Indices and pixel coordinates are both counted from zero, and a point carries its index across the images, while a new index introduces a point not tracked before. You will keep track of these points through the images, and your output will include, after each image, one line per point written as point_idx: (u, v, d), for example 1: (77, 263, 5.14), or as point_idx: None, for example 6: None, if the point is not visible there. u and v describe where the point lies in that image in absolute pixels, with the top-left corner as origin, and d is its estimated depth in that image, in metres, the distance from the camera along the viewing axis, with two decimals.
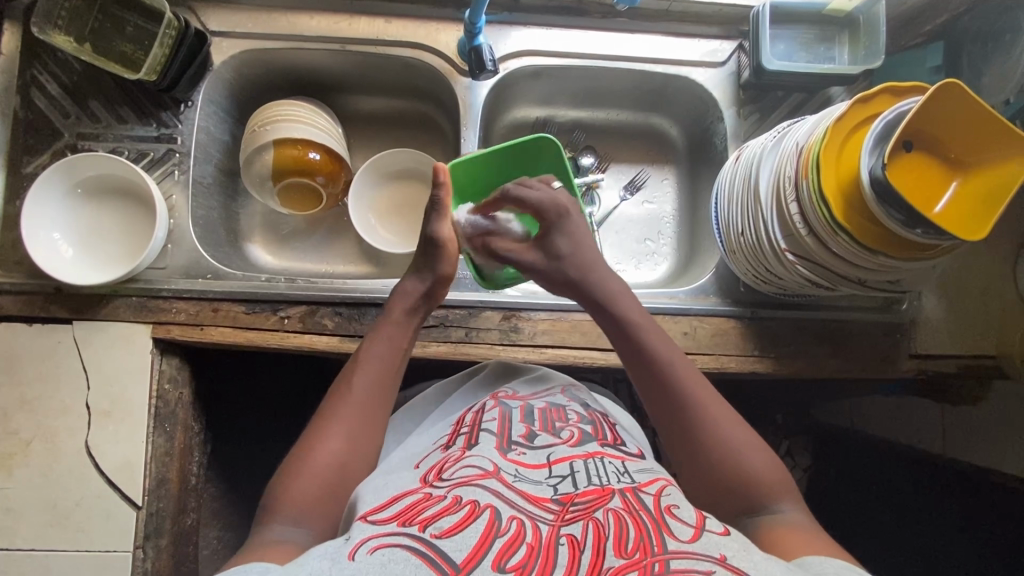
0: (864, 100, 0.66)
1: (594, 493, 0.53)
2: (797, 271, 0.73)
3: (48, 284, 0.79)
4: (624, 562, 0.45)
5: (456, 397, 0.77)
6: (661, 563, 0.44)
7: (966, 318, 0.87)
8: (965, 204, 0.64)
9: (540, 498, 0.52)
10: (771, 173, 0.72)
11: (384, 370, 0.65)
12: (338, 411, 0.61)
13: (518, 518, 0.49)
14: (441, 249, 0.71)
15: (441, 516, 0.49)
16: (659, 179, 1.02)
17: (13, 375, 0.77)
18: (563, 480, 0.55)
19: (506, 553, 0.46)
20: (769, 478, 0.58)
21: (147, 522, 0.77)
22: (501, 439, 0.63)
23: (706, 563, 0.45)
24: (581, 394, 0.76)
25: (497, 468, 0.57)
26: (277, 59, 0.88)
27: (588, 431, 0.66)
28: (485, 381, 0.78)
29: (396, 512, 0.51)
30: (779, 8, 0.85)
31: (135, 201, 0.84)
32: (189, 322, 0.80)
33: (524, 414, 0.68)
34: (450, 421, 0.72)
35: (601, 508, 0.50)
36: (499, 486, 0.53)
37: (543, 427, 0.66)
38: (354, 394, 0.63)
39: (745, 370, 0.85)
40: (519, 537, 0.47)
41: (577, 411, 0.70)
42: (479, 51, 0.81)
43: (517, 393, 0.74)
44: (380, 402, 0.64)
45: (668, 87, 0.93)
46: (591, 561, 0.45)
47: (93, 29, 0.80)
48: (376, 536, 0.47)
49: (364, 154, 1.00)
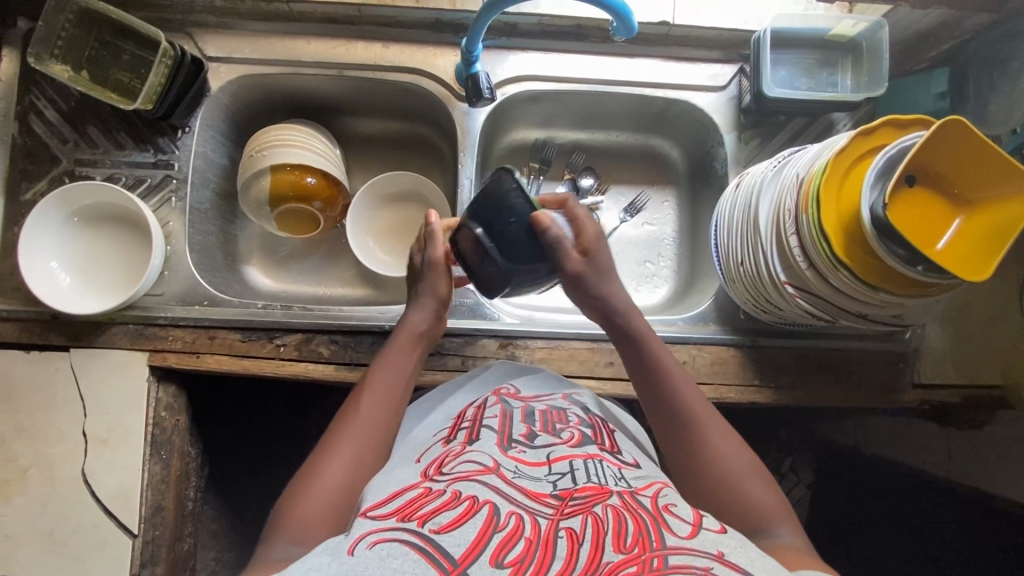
0: (865, 132, 0.65)
1: (593, 490, 0.51)
2: (798, 304, 0.72)
3: (46, 311, 0.79)
4: (623, 557, 0.43)
5: (456, 396, 0.74)
6: (660, 559, 0.42)
7: (970, 348, 0.85)
8: (968, 239, 0.63)
9: (539, 493, 0.51)
10: (771, 204, 0.71)
11: (393, 393, 0.66)
12: (346, 431, 0.62)
13: (516, 513, 0.47)
14: (436, 270, 0.71)
15: (440, 512, 0.47)
16: (659, 201, 1.01)
17: (11, 403, 0.77)
18: (562, 477, 0.53)
19: (504, 547, 0.44)
20: (783, 511, 0.57)
21: (142, 551, 0.77)
22: (501, 436, 0.60)
23: (704, 559, 0.43)
24: (583, 399, 0.73)
25: (497, 464, 0.55)
26: (274, 83, 0.88)
27: (588, 433, 0.63)
28: (486, 380, 0.76)
29: (395, 508, 0.49)
30: (780, 34, 0.84)
31: (133, 226, 0.84)
32: (186, 350, 0.80)
33: (524, 415, 0.66)
34: (450, 415, 0.70)
35: (600, 504, 0.49)
36: (498, 482, 0.52)
37: (543, 428, 0.63)
38: (362, 418, 0.63)
39: (745, 400, 0.84)
40: (517, 531, 0.45)
41: (577, 414, 0.67)
42: (476, 79, 0.79)
43: (518, 394, 0.71)
44: (388, 423, 0.64)
45: (669, 111, 0.93)
46: (589, 555, 0.43)
47: (89, 58, 0.79)
48: (376, 531, 0.46)
49: (362, 175, 1.00)
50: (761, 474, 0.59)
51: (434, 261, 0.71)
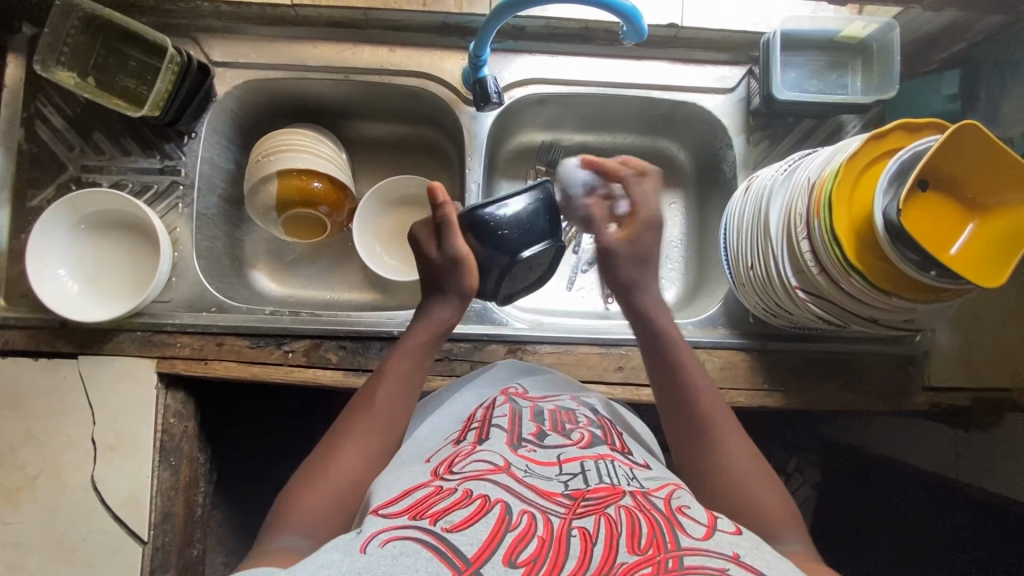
0: (878, 137, 0.64)
1: (606, 491, 0.50)
2: (808, 308, 0.71)
3: (54, 319, 0.79)
4: (637, 558, 0.42)
5: (463, 393, 0.74)
6: (675, 559, 0.42)
7: (980, 351, 0.85)
8: (982, 244, 0.63)
9: (550, 493, 0.50)
10: (782, 211, 0.71)
11: (407, 390, 0.65)
12: (358, 426, 0.61)
13: (529, 512, 0.47)
14: (459, 265, 0.68)
15: (452, 510, 0.47)
16: (666, 203, 1.00)
17: (19, 410, 0.77)
18: (574, 478, 0.53)
19: (518, 546, 0.43)
20: (793, 519, 0.56)
21: (152, 558, 0.77)
22: (511, 435, 0.59)
23: (719, 560, 0.43)
24: (590, 400, 0.72)
25: (508, 462, 0.54)
26: (280, 88, 0.87)
27: (597, 435, 0.62)
28: (495, 379, 0.75)
29: (407, 506, 0.49)
30: (790, 36, 0.83)
31: (140, 232, 0.84)
32: (194, 356, 0.80)
33: (533, 414, 0.65)
34: (459, 417, 0.69)
35: (613, 505, 0.48)
36: (509, 481, 0.51)
37: (553, 428, 0.62)
38: (375, 413, 0.62)
39: (755, 404, 0.84)
40: (530, 530, 0.45)
41: (586, 415, 0.66)
42: (484, 83, 0.78)
43: (527, 393, 0.71)
44: (399, 421, 0.63)
45: (676, 114, 0.92)
46: (603, 554, 0.43)
47: (95, 64, 0.79)
48: (388, 529, 0.45)
49: (369, 179, 0.99)
50: (771, 480, 0.59)
51: (458, 257, 0.67)
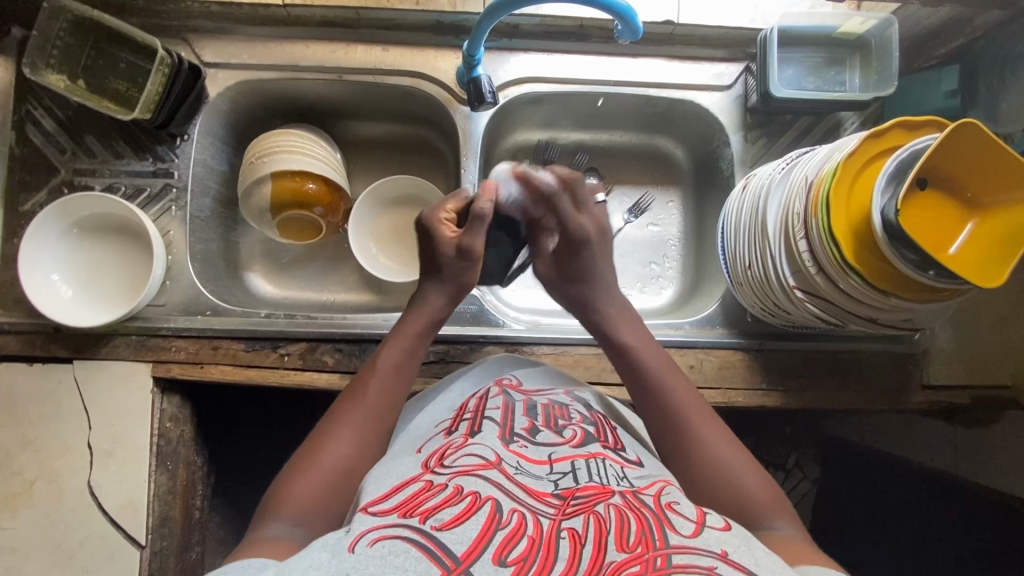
0: (875, 135, 0.63)
1: (595, 489, 0.50)
2: (806, 308, 0.71)
3: (48, 323, 0.79)
4: (625, 556, 0.42)
5: (455, 387, 0.73)
6: (663, 558, 0.42)
7: (979, 349, 0.85)
8: (982, 243, 0.62)
9: (540, 492, 0.50)
10: (779, 209, 0.70)
11: (398, 377, 0.65)
12: (351, 413, 0.61)
13: (519, 511, 0.47)
14: (472, 262, 0.69)
15: (442, 508, 0.47)
16: (664, 201, 1.00)
17: (14, 416, 0.77)
18: (565, 476, 0.52)
19: (507, 545, 0.43)
20: (781, 505, 0.56)
21: (150, 561, 0.77)
22: (503, 429, 0.59)
23: (707, 558, 0.42)
24: (584, 394, 0.71)
25: (499, 458, 0.54)
26: (273, 88, 0.86)
27: (591, 431, 0.61)
28: (487, 372, 0.75)
29: (397, 503, 0.48)
30: (787, 32, 0.83)
31: (133, 235, 0.84)
32: (189, 360, 0.80)
33: (527, 408, 0.64)
34: (451, 406, 0.69)
35: (603, 503, 0.48)
36: (500, 477, 0.51)
37: (546, 423, 0.62)
38: (369, 401, 0.62)
39: (753, 404, 0.83)
40: (519, 530, 0.45)
41: (579, 411, 0.65)
42: (478, 82, 0.78)
43: (521, 386, 0.70)
44: (392, 409, 0.63)
45: (673, 111, 0.91)
46: (592, 556, 0.42)
47: (85, 66, 0.78)
48: (376, 528, 0.44)
49: (364, 180, 0.99)
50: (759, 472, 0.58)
51: (472, 255, 0.68)
